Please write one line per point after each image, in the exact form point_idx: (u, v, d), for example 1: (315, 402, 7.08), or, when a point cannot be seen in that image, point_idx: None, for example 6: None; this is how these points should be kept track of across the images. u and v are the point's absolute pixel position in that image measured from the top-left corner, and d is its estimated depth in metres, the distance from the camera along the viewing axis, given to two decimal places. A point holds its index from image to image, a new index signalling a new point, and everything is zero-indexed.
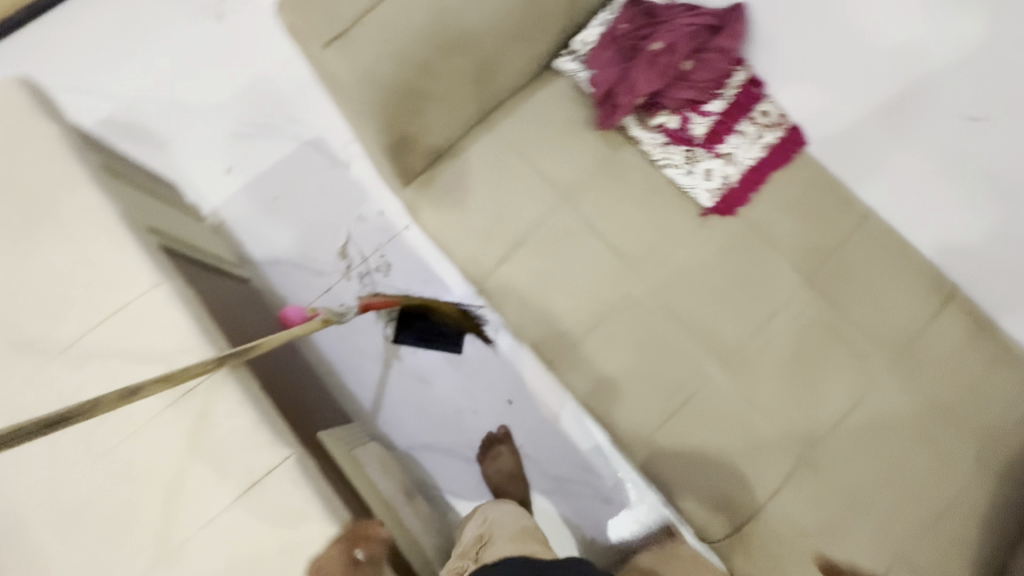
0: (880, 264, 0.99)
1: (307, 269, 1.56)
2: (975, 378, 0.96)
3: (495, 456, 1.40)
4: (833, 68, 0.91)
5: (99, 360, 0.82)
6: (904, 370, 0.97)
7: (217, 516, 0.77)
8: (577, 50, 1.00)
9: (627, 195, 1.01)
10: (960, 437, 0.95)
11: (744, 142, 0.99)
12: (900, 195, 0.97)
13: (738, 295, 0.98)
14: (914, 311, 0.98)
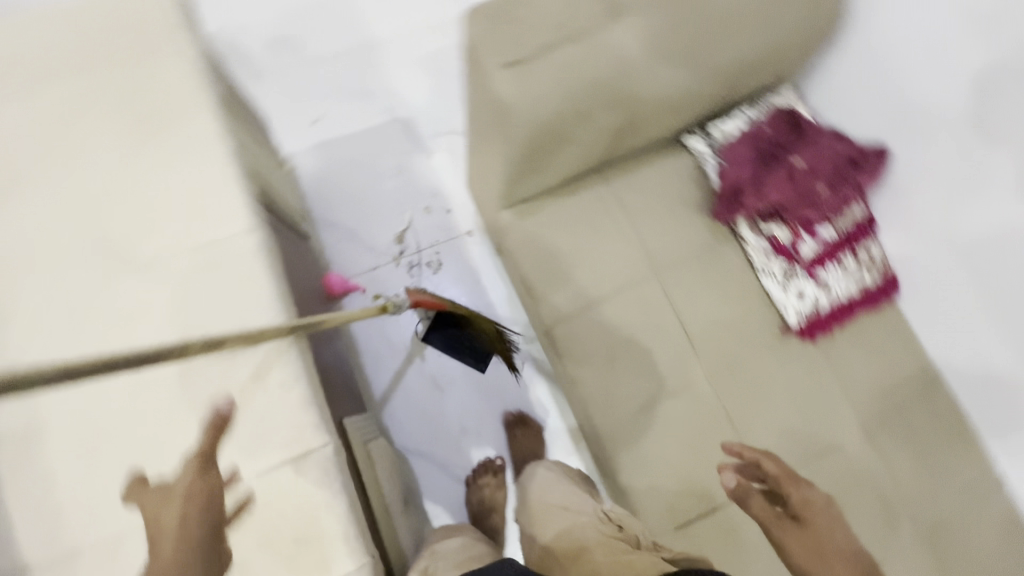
0: (889, 369, 1.02)
1: (359, 241, 1.54)
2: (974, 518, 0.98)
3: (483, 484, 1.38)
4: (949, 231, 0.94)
5: (170, 288, 0.80)
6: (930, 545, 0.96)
7: (242, 484, 0.75)
8: (714, 137, 1.00)
9: (716, 287, 1.01)
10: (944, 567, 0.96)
11: (843, 276, 1.00)
12: (962, 359, 0.99)
13: (757, 363, 1.00)
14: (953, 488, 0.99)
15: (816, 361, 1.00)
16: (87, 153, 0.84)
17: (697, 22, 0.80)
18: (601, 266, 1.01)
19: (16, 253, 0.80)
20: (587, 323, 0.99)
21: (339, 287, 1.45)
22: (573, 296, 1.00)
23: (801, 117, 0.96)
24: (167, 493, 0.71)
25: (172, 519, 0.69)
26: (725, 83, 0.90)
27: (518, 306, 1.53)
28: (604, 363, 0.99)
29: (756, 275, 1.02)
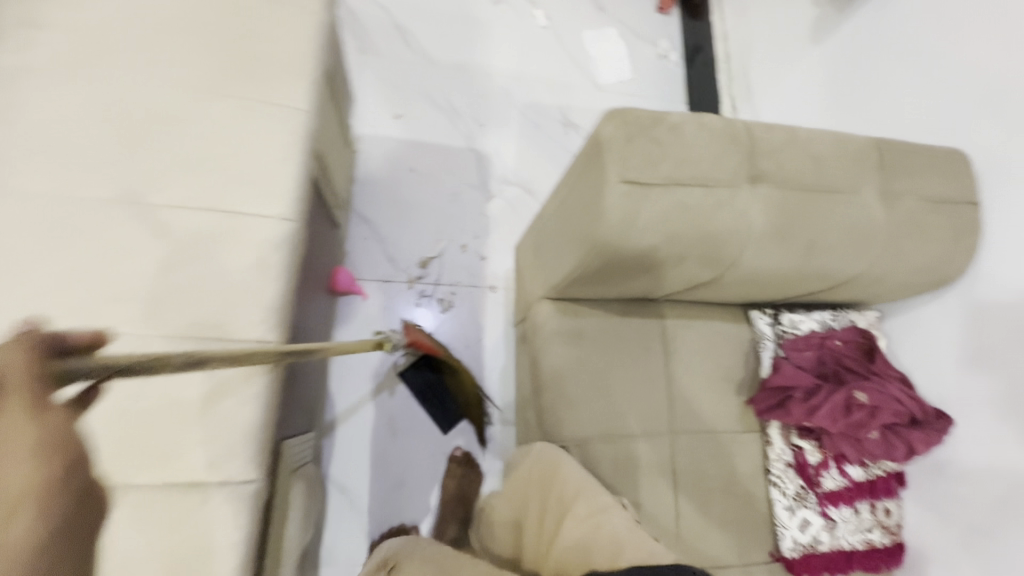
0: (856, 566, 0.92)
1: (384, 249, 1.45)
2: None
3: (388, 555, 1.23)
4: (978, 539, 0.84)
5: (176, 242, 0.71)
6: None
7: (140, 486, 0.64)
8: (782, 325, 0.95)
9: (722, 476, 0.92)
10: None
11: (852, 525, 0.91)
12: None
13: (726, 502, 0.91)
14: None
15: None
16: (162, 68, 0.77)
17: (819, 221, 0.77)
18: (619, 402, 0.92)
19: (36, 135, 0.71)
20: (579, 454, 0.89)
21: (343, 283, 1.36)
22: (579, 421, 0.90)
23: (875, 347, 0.91)
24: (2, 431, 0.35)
25: (30, 495, 0.35)
26: (815, 286, 0.86)
27: (508, 380, 1.43)
28: None
29: (767, 484, 0.92)
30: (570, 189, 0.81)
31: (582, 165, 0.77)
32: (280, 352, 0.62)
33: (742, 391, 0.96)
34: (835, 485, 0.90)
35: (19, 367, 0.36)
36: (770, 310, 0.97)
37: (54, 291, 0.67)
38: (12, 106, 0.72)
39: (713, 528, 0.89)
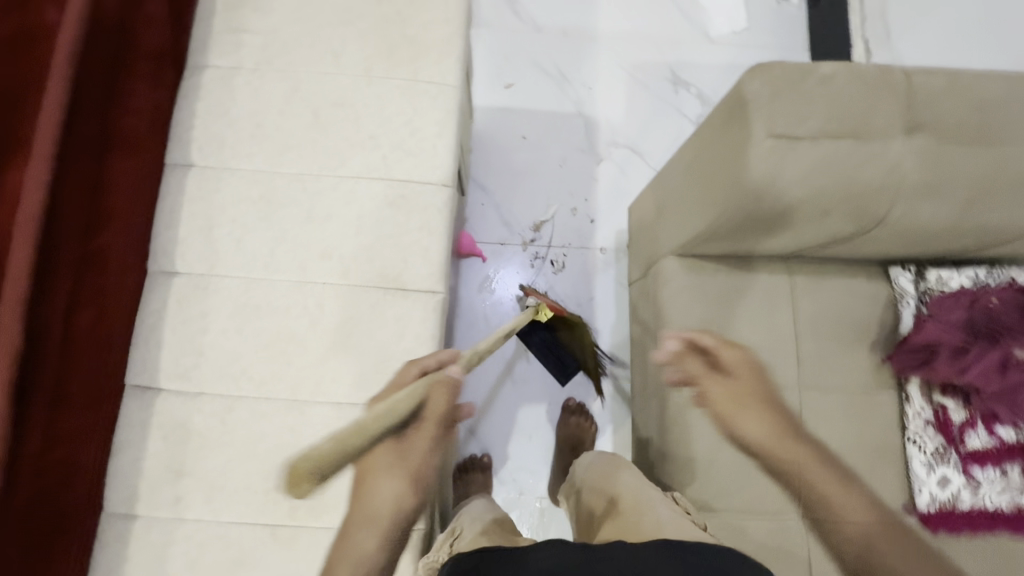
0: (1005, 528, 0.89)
1: (500, 213, 1.55)
2: None
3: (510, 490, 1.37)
4: None
5: (361, 209, 0.85)
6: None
7: (348, 404, 0.79)
8: (928, 281, 0.92)
9: (855, 431, 0.92)
10: None
11: (999, 486, 0.88)
12: None
13: (857, 453, 0.91)
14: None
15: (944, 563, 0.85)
16: (340, 59, 0.89)
17: (980, 169, 0.74)
18: (746, 355, 0.95)
19: (251, 123, 0.87)
20: None
21: (466, 246, 1.49)
22: (706, 371, 0.95)
23: None
24: (414, 440, 0.64)
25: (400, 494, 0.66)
26: (971, 239, 0.83)
27: (619, 339, 1.50)
28: (704, 449, 0.93)
29: (903, 441, 0.91)
30: (705, 149, 0.84)
31: (722, 123, 0.79)
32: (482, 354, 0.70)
33: (878, 348, 0.94)
34: (980, 444, 0.88)
35: (438, 408, 0.62)
36: (912, 266, 0.94)
37: (275, 250, 0.84)
38: (231, 99, 0.88)
39: (843, 477, 0.91)
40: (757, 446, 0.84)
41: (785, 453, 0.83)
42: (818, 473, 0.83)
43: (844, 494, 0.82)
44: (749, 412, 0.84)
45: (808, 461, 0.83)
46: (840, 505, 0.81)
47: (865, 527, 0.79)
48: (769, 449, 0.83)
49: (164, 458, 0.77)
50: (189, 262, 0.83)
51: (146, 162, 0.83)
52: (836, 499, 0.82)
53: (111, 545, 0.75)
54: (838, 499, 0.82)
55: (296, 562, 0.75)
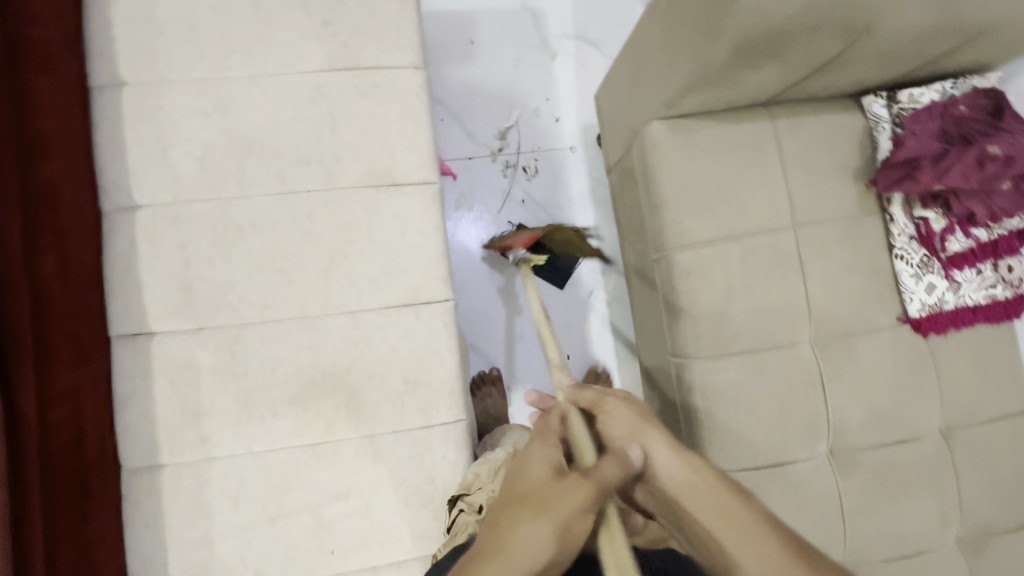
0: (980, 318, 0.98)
1: (462, 126, 1.48)
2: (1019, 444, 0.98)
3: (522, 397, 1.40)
4: None
5: (331, 104, 0.77)
6: (978, 562, 0.96)
7: (363, 311, 0.75)
8: (900, 103, 0.94)
9: (848, 258, 0.97)
10: (981, 472, 0.97)
11: (976, 283, 0.96)
12: None
13: (852, 277, 0.97)
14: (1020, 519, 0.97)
15: (925, 358, 0.97)
16: None
17: None
18: (742, 205, 0.96)
19: (182, 23, 0.76)
20: (710, 257, 0.96)
21: None
22: (707, 226, 0.96)
23: (1002, 103, 0.89)
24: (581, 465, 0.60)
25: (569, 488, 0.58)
26: (944, 46, 0.85)
27: (604, 235, 1.50)
28: (715, 301, 0.95)
29: (891, 259, 0.97)
30: None
31: None
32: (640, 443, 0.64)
33: (861, 175, 0.98)
34: (960, 247, 0.94)
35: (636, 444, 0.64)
36: (884, 93, 0.96)
37: (245, 163, 0.75)
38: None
39: (843, 301, 0.96)
40: (644, 470, 0.63)
41: (670, 466, 0.62)
42: (688, 490, 0.61)
43: (752, 522, 0.58)
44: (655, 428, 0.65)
45: (686, 488, 0.61)
46: (720, 532, 0.58)
47: (736, 559, 0.56)
48: (663, 473, 0.62)
49: (177, 403, 0.72)
50: (150, 191, 0.74)
51: (68, 81, 0.72)
52: (700, 514, 0.59)
53: (142, 499, 0.71)
54: (705, 516, 0.59)
55: (343, 476, 0.73)
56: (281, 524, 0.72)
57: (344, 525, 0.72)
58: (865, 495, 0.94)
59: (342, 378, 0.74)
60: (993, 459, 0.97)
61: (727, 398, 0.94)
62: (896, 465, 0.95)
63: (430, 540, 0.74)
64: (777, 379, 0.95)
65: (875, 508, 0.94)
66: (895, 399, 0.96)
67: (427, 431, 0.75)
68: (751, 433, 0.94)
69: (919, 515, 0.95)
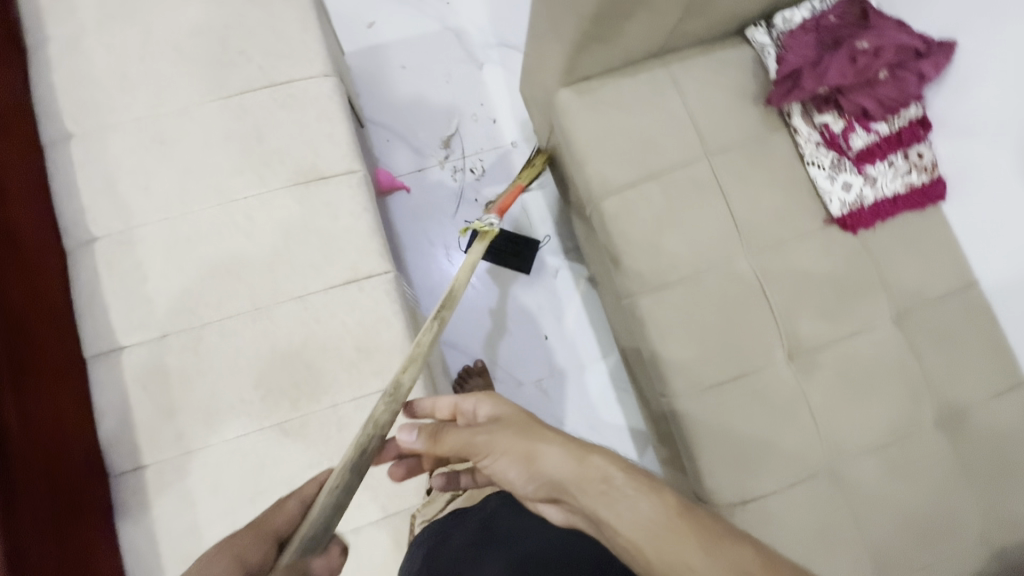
0: (904, 207, 1.03)
1: (407, 143, 1.58)
2: (972, 317, 1.01)
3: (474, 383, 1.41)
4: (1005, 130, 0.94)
5: (255, 118, 0.86)
6: (961, 442, 0.97)
7: (311, 294, 0.82)
8: (777, 27, 1.02)
9: (765, 175, 1.03)
10: (941, 350, 0.99)
11: (890, 175, 1.01)
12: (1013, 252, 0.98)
13: (772, 192, 1.02)
14: (991, 390, 0.98)
15: (860, 253, 1.01)
16: None
17: None
18: (655, 146, 1.03)
19: (116, 77, 0.86)
20: (635, 199, 1.02)
21: (386, 182, 1.53)
22: (626, 171, 1.03)
23: (867, 7, 0.98)
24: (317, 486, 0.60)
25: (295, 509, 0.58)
26: None
27: (558, 216, 1.58)
28: (648, 237, 1.01)
29: (805, 168, 1.03)
30: None
31: None
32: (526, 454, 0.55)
33: (760, 98, 1.05)
34: (864, 142, 1.00)
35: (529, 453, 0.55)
36: (763, 22, 1.05)
37: (185, 183, 0.84)
38: (86, 60, 0.86)
39: (768, 215, 1.02)
40: (554, 489, 0.52)
41: (571, 481, 0.50)
42: (603, 502, 0.48)
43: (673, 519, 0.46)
44: (545, 438, 0.54)
45: (594, 502, 0.48)
46: (641, 540, 0.45)
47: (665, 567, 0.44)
48: (568, 486, 0.51)
49: (152, 405, 0.78)
50: (105, 221, 0.82)
51: (22, 142, 0.82)
52: (621, 526, 0.46)
53: (131, 500, 0.76)
54: (624, 525, 0.46)
55: (313, 447, 0.78)
56: (262, 501, 0.76)
57: None
58: (831, 393, 0.97)
59: (300, 356, 0.80)
60: (950, 337, 1.00)
61: (678, 324, 0.98)
62: (856, 360, 0.98)
63: None
64: (722, 298, 0.99)
65: (844, 405, 0.96)
66: (839, 297, 0.99)
67: (387, 392, 0.80)
68: (707, 353, 0.97)
69: (890, 402, 0.97)
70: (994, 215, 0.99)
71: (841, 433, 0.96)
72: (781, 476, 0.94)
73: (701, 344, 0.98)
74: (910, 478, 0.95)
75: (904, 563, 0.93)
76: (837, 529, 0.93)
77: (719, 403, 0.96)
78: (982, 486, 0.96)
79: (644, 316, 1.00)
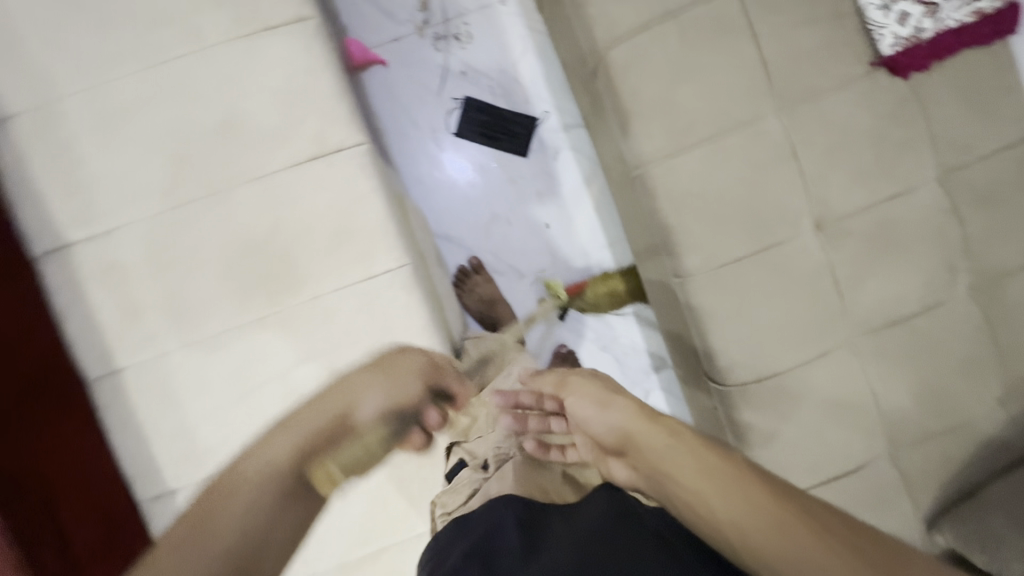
0: (966, 43, 0.86)
1: (379, 6, 1.36)
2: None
3: (475, 281, 1.36)
4: None
5: None
6: (992, 312, 0.91)
7: (272, 174, 0.71)
8: None
9: (803, 9, 0.85)
10: (984, 217, 0.89)
11: (956, 0, 0.84)
12: None
13: (811, 30, 0.86)
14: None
15: (908, 101, 0.87)
16: None
17: None
18: None
19: None
20: (648, 46, 0.86)
21: (359, 55, 1.34)
22: (638, 11, 0.85)
23: None
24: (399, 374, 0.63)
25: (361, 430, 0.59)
26: None
27: (557, 89, 1.40)
28: (662, 94, 0.86)
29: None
30: None
31: None
32: (602, 407, 0.62)
33: None
34: None
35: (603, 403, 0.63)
36: None
37: (102, 40, 0.69)
38: None
39: (803, 60, 0.86)
40: (624, 439, 0.60)
41: (642, 431, 0.58)
42: (667, 455, 0.55)
43: (736, 477, 0.51)
44: (622, 398, 0.63)
45: (660, 452, 0.56)
46: (702, 492, 0.51)
47: (719, 515, 0.50)
48: (637, 436, 0.58)
49: (116, 304, 0.71)
50: (14, 93, 0.69)
51: None
52: (682, 476, 0.53)
53: (114, 402, 0.72)
54: (688, 478, 0.52)
55: (298, 341, 0.72)
56: (252, 398, 0.72)
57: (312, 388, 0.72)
58: (860, 262, 0.88)
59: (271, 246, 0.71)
60: (997, 200, 0.89)
61: (693, 196, 0.88)
62: (891, 228, 0.88)
63: None
64: (745, 165, 0.87)
65: (873, 277, 0.89)
66: (877, 157, 0.87)
67: (372, 282, 0.72)
68: (724, 226, 0.88)
69: (921, 273, 0.89)
70: None
71: (866, 309, 0.89)
72: (799, 351, 0.90)
73: (720, 216, 0.88)
74: (933, 350, 0.90)
75: (919, 429, 0.91)
76: (852, 400, 0.91)
77: (738, 280, 0.89)
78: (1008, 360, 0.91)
79: (656, 189, 0.89)
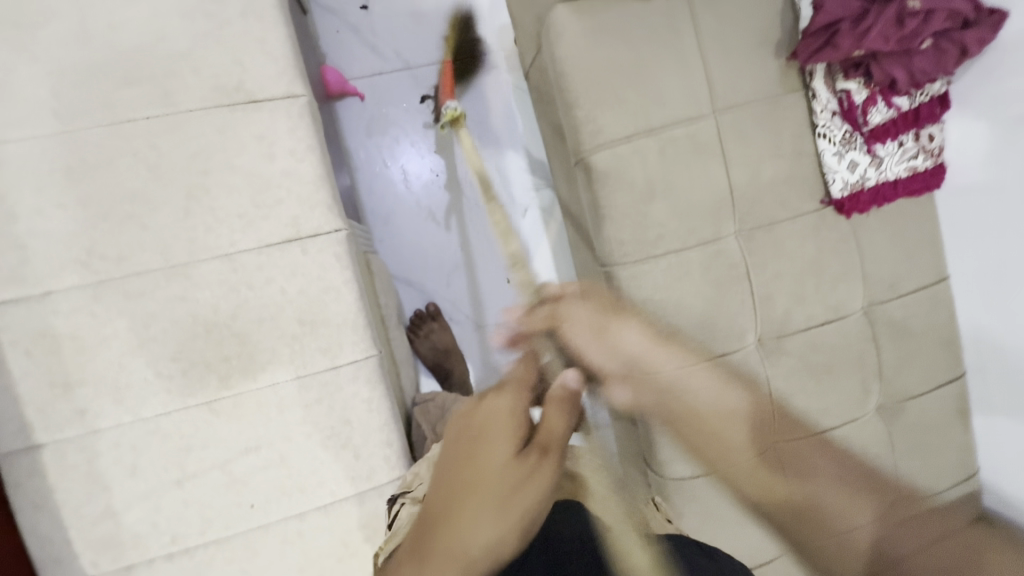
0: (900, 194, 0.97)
1: (364, 38, 1.32)
2: (933, 317, 1.02)
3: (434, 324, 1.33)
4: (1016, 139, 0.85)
5: (153, 5, 0.65)
6: (894, 430, 1.02)
7: (238, 252, 0.67)
8: None
9: (770, 143, 0.93)
10: (897, 346, 1.01)
11: (898, 156, 0.94)
12: (991, 262, 0.95)
13: (773, 164, 0.93)
14: (933, 383, 1.02)
15: (848, 238, 0.97)
16: None
17: None
18: (659, 94, 0.89)
19: None
20: (628, 155, 0.89)
21: (335, 84, 1.28)
22: (623, 121, 0.89)
23: None
24: None
25: None
26: None
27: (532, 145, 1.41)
28: (636, 202, 0.90)
29: (815, 139, 0.95)
30: None
31: None
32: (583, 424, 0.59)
33: (780, 52, 0.93)
34: (881, 118, 0.91)
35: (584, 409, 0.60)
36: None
37: (59, 86, 0.63)
38: None
39: (765, 190, 0.93)
40: None
41: None
42: None
43: None
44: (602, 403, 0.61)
45: None
46: None
47: None
48: None
49: (41, 376, 0.64)
50: None
51: None
52: None
53: (26, 481, 0.65)
54: None
55: (247, 428, 0.68)
56: (190, 485, 0.68)
57: (259, 477, 0.69)
58: (792, 377, 0.97)
59: (231, 327, 0.67)
60: (908, 334, 1.01)
61: (654, 301, 0.92)
62: (820, 348, 0.97)
63: (355, 478, 0.71)
64: (703, 277, 0.93)
65: (800, 389, 0.97)
66: (817, 284, 0.96)
67: (336, 371, 0.70)
68: (680, 332, 0.93)
69: (842, 391, 0.99)
70: (984, 220, 0.94)
71: (792, 418, 0.98)
72: None
73: (676, 321, 0.93)
74: (844, 459, 1.00)
75: None
76: None
77: None
78: (902, 473, 1.03)
79: (622, 289, 0.93)
